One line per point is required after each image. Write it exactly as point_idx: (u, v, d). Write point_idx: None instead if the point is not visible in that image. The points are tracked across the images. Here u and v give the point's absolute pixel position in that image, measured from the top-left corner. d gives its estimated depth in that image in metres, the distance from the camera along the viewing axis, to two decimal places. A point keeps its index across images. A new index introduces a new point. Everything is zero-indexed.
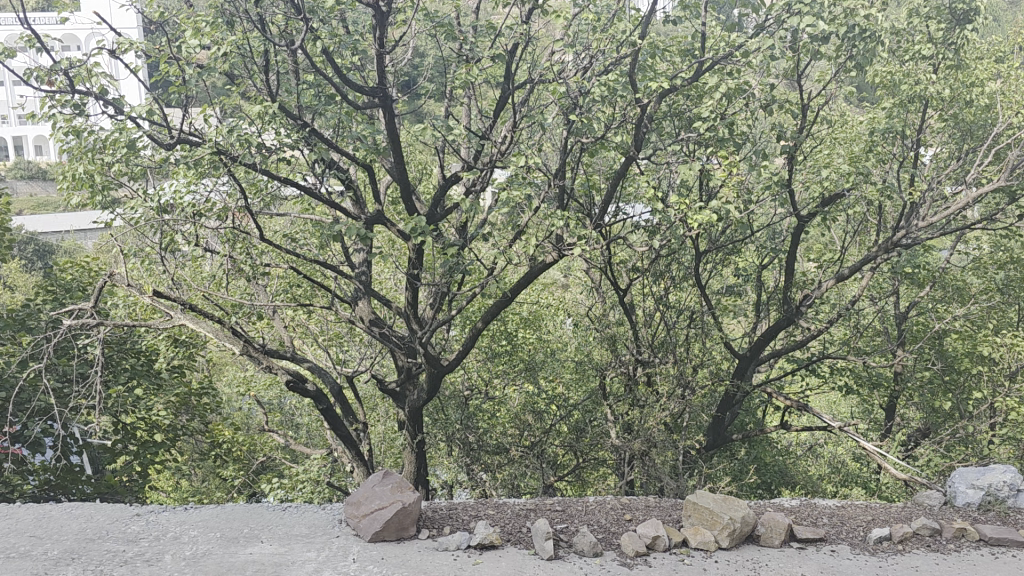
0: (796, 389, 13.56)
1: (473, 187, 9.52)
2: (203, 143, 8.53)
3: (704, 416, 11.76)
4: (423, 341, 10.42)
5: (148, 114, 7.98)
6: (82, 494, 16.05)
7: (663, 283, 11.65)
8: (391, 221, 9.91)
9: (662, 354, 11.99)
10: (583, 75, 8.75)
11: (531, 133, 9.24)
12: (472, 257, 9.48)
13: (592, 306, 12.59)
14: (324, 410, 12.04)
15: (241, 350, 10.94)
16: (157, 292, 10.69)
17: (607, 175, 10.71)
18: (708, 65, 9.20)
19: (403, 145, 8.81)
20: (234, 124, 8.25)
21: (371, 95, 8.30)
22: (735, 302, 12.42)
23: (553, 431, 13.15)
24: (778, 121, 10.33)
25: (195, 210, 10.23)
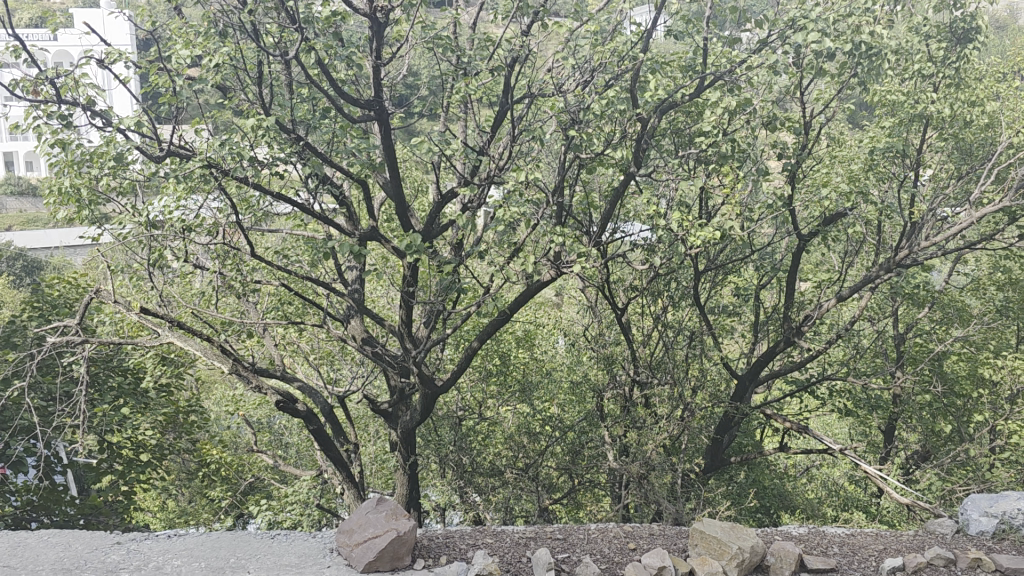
0: (795, 411, 13.36)
1: (470, 204, 9.33)
2: (194, 157, 8.31)
3: (703, 438, 11.55)
4: (419, 361, 10.20)
5: (137, 126, 7.78)
6: (66, 515, 15.78)
7: (661, 303, 11.47)
8: (385, 238, 9.71)
9: (660, 375, 11.79)
10: (584, 90, 8.61)
11: (530, 148, 9.08)
12: (468, 275, 9.29)
13: (589, 325, 12.40)
14: (316, 432, 11.78)
15: (230, 369, 10.69)
16: (145, 309, 10.45)
17: (606, 193, 10.56)
18: (709, 81, 9.05)
19: (399, 161, 8.63)
20: (226, 137, 8.04)
21: (368, 108, 8.12)
22: (733, 322, 12.24)
23: (548, 452, 12.91)
24: (779, 139, 10.17)
25: (184, 226, 10.02)
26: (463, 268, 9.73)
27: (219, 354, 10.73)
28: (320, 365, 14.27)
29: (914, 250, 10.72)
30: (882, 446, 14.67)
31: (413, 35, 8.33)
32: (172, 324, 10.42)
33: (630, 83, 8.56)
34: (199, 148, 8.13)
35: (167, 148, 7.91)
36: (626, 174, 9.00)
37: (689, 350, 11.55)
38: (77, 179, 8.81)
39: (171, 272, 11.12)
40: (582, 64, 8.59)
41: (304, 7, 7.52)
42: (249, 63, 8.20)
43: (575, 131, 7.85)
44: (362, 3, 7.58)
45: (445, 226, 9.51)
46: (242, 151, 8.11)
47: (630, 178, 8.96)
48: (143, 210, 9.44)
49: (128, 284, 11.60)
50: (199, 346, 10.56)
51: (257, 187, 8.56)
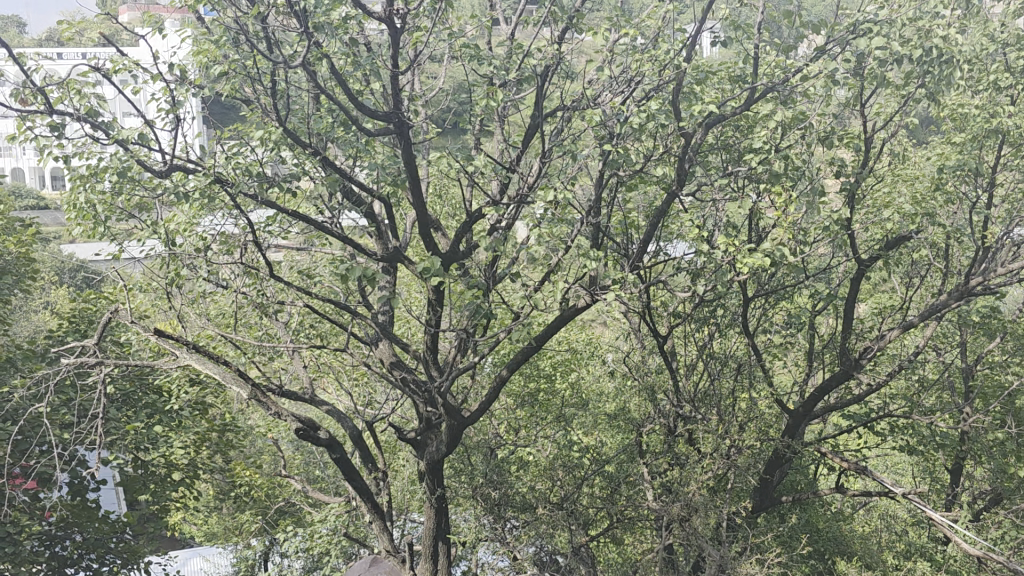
0: (853, 448, 12.41)
1: (500, 224, 8.69)
2: (203, 171, 7.82)
3: (752, 478, 10.69)
4: (445, 391, 9.57)
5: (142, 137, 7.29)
6: (98, 532, 15.62)
7: (708, 331, 10.67)
8: (409, 260, 9.14)
9: (705, 407, 10.99)
10: (622, 101, 7.94)
11: (564, 164, 8.43)
12: (496, 300, 8.64)
13: (630, 351, 11.67)
14: (340, 461, 11.25)
15: (249, 395, 10.19)
16: (162, 329, 10.02)
17: (648, 212, 9.86)
18: (760, 92, 8.27)
19: (422, 178, 8.03)
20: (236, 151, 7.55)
21: (386, 120, 7.57)
22: (786, 351, 11.40)
23: (585, 486, 12.16)
24: (838, 155, 9.34)
25: (203, 244, 9.62)
26: (493, 292, 9.09)
27: (237, 379, 10.24)
28: (351, 387, 13.78)
29: (987, 278, 9.77)
30: (948, 487, 13.63)
31: (438, 42, 7.77)
32: (189, 346, 9.99)
33: (674, 94, 7.84)
34: (210, 164, 7.69)
35: (172, 162, 7.30)
36: (668, 193, 8.29)
37: (737, 381, 10.73)
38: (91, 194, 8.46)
39: (194, 289, 10.73)
40: (619, 72, 7.93)
41: (317, 11, 7.00)
42: (265, 71, 7.74)
43: (610, 147, 7.17)
44: (378, 8, 7.03)
45: (473, 247, 8.90)
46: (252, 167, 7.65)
47: (671, 198, 8.24)
48: (158, 227, 9.02)
49: (152, 302, 11.27)
50: (218, 370, 10.10)
51: (270, 205, 8.05)
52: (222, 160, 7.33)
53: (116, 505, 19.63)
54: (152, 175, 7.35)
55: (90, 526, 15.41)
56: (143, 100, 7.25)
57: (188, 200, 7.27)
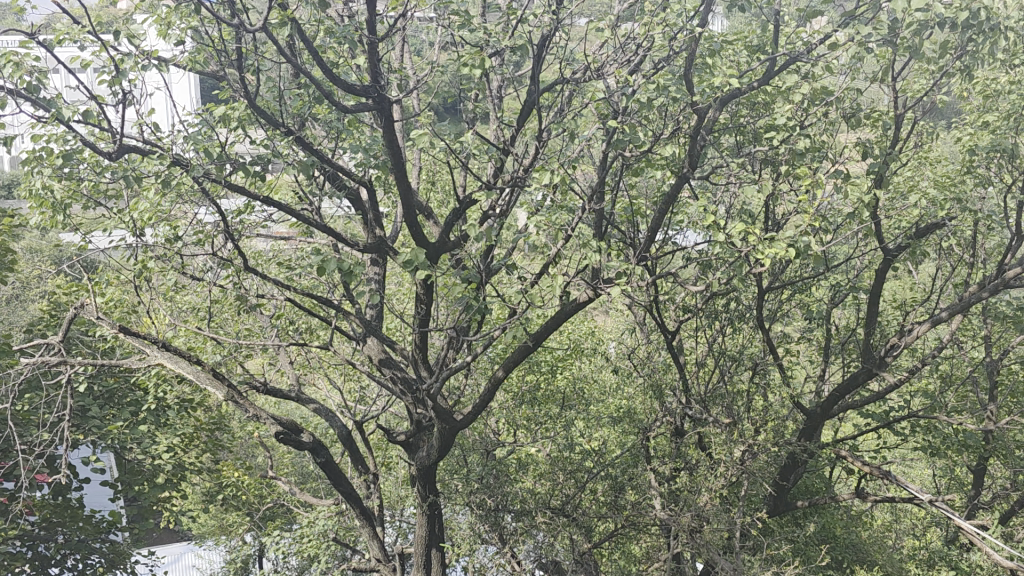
0: (872, 449, 11.64)
1: (493, 210, 7.91)
2: (160, 152, 6.94)
3: (766, 484, 9.93)
4: (434, 394, 8.80)
5: (87, 113, 6.41)
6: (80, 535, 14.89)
7: (720, 327, 9.90)
8: (394, 251, 8.36)
9: (716, 407, 10.22)
10: (627, 74, 7.14)
11: (564, 144, 7.62)
12: (488, 296, 7.85)
13: (636, 347, 10.91)
14: (325, 465, 10.51)
15: (225, 397, 9.40)
16: (129, 325, 9.22)
17: (655, 198, 9.09)
18: (782, 63, 7.45)
19: (405, 160, 7.24)
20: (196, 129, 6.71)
21: (365, 95, 6.79)
22: (801, 347, 10.64)
23: (587, 490, 11.39)
24: (864, 135, 8.54)
25: (172, 233, 8.85)
26: (485, 285, 8.30)
27: (212, 380, 9.46)
28: (341, 384, 13.05)
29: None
30: (971, 489, 12.88)
31: (423, 8, 6.97)
32: (159, 344, 9.22)
33: (687, 64, 7.03)
34: (167, 145, 6.83)
35: (120, 144, 6.39)
36: (678, 175, 7.49)
37: (751, 381, 9.97)
38: (47, 178, 7.71)
39: (169, 283, 9.97)
40: (625, 41, 7.13)
41: None
42: (231, 41, 6.97)
43: (615, 123, 6.37)
44: None
45: (465, 237, 8.13)
46: (214, 147, 6.85)
47: (683, 180, 7.43)
48: (123, 215, 8.22)
49: (124, 296, 10.53)
50: (191, 370, 9.33)
51: (237, 190, 7.25)
52: (177, 141, 6.47)
53: (103, 504, 18.95)
54: (100, 156, 6.48)
55: (72, 526, 14.76)
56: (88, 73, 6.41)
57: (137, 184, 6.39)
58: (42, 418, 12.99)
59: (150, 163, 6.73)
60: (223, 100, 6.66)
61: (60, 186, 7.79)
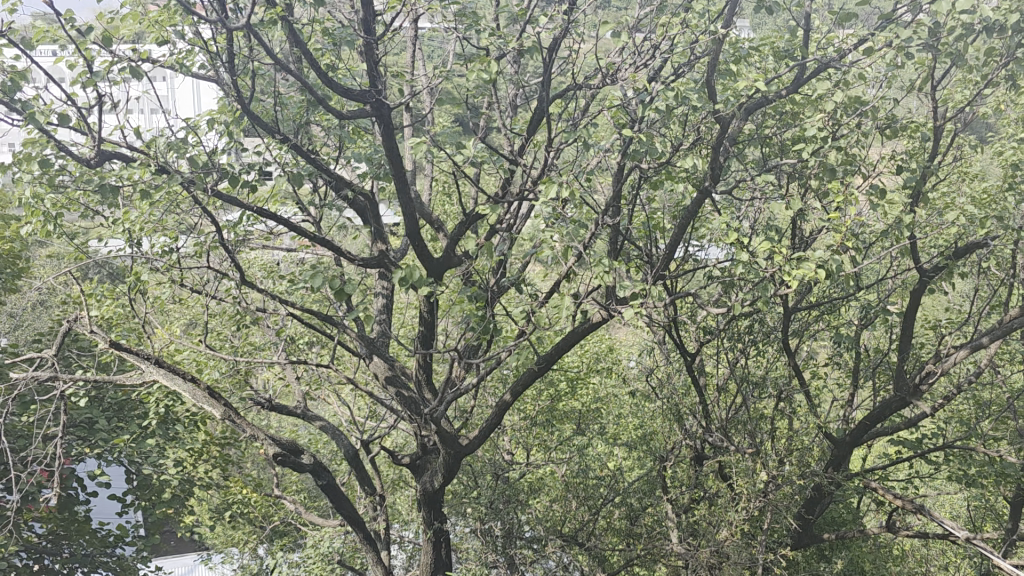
0: (903, 479, 11.02)
1: (501, 224, 7.44)
2: (145, 159, 6.51)
3: (791, 517, 9.36)
4: (437, 418, 8.30)
5: (63, 117, 5.99)
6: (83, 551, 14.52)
7: (743, 351, 9.35)
8: (396, 266, 7.89)
9: (738, 435, 9.67)
10: (647, 79, 6.65)
11: (577, 156, 7.15)
12: (494, 316, 7.39)
13: (654, 369, 10.38)
14: (327, 488, 10.04)
15: (221, 416, 8.97)
16: (123, 340, 8.83)
17: (676, 212, 8.57)
18: (812, 71, 6.94)
19: (406, 169, 6.81)
20: (183, 134, 6.29)
21: (363, 101, 6.36)
22: (828, 372, 10.06)
23: (601, 518, 10.86)
24: (899, 148, 8.00)
25: (168, 245, 8.46)
26: (493, 305, 7.82)
27: (208, 399, 9.02)
28: (348, 402, 12.61)
29: None
30: (1008, 522, 12.20)
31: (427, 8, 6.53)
32: (153, 361, 8.81)
33: (712, 70, 6.51)
34: (152, 151, 6.40)
35: (98, 148, 6.11)
36: (700, 190, 6.97)
37: (776, 408, 9.40)
38: (35, 188, 7.35)
39: (167, 295, 9.60)
40: (645, 46, 6.62)
41: None
42: (223, 43, 6.58)
43: (631, 134, 5.90)
44: None
45: (471, 253, 7.67)
46: (202, 153, 6.45)
47: (706, 195, 6.91)
48: (115, 225, 7.83)
49: (124, 309, 10.16)
50: (186, 389, 8.90)
51: (226, 201, 6.83)
52: (158, 144, 6.10)
53: (110, 517, 18.64)
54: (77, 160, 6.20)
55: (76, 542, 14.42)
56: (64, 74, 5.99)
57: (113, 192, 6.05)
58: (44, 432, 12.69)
59: (132, 170, 6.35)
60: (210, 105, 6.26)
61: (50, 194, 7.44)
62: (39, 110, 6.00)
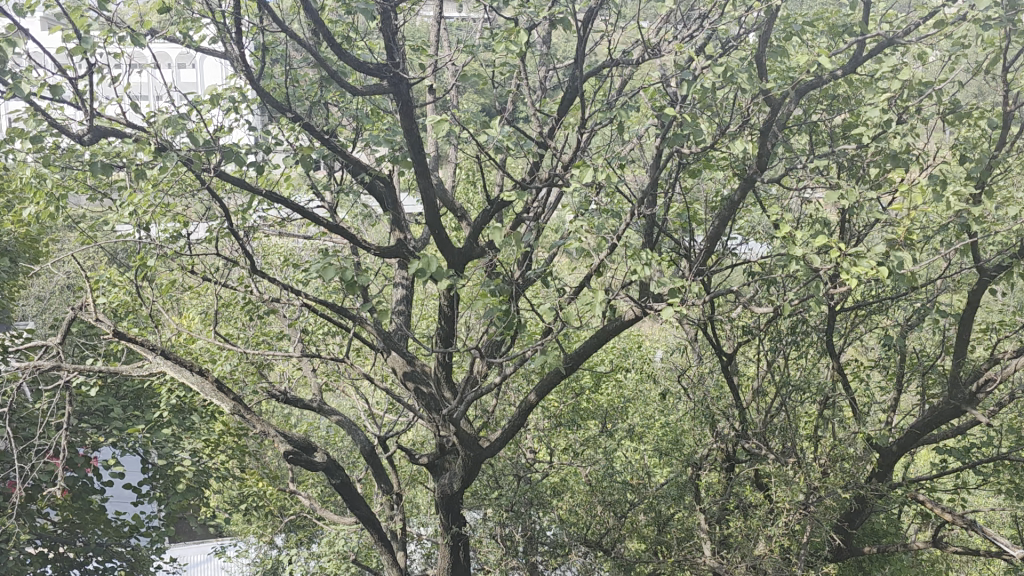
0: (950, 491, 10.36)
1: (528, 212, 6.91)
2: (141, 136, 5.99)
3: (833, 530, 8.76)
4: (456, 418, 7.82)
5: (50, 89, 5.48)
6: (96, 542, 14.18)
7: (784, 351, 8.75)
8: (415, 256, 7.42)
9: (778, 441, 9.07)
10: (689, 55, 6.08)
11: (612, 140, 6.58)
12: (521, 312, 6.86)
13: (686, 369, 9.82)
14: (340, 487, 9.60)
15: (230, 412, 8.53)
16: (129, 329, 8.38)
17: (715, 203, 8.00)
18: (872, 49, 6.33)
19: (426, 152, 6.32)
20: (183, 109, 5.79)
21: (379, 76, 5.87)
22: (872, 376, 9.44)
23: (629, 525, 10.29)
24: (961, 136, 7.35)
25: (176, 230, 8.05)
26: (518, 299, 7.32)
27: (217, 392, 8.62)
28: (366, 396, 12.16)
29: None
30: None
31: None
32: (160, 351, 8.42)
33: (762, 46, 5.94)
34: (151, 128, 5.88)
35: (90, 125, 5.74)
36: (745, 177, 6.40)
37: (818, 413, 8.81)
38: (37, 167, 6.95)
39: (177, 283, 9.21)
40: (688, 19, 6.05)
41: None
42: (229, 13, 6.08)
43: (675, 114, 5.34)
44: None
45: (495, 243, 7.14)
46: (205, 131, 6.00)
47: (751, 183, 6.34)
48: (120, 206, 7.37)
49: (133, 297, 9.79)
50: (194, 381, 8.50)
51: (232, 182, 6.38)
52: (155, 120, 5.67)
53: (127, 505, 18.42)
54: (69, 136, 5.86)
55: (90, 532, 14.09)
56: (53, 41, 5.49)
57: (105, 173, 5.69)
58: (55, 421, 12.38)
59: (128, 147, 5.85)
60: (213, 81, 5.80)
61: (52, 174, 7.01)
62: (26, 81, 5.51)
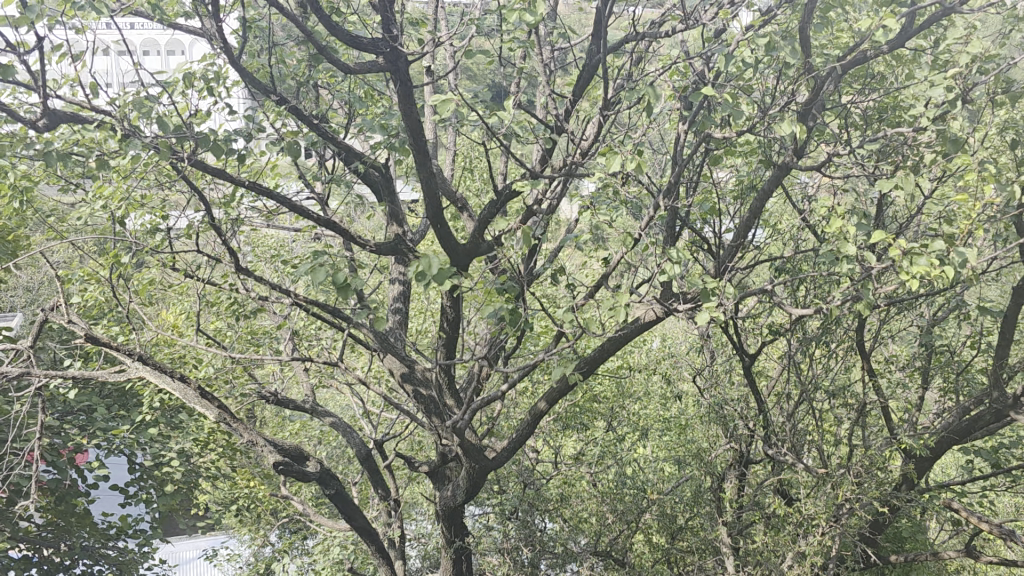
0: (984, 501, 9.72)
1: (540, 203, 6.26)
2: (106, 121, 5.27)
3: (865, 543, 8.14)
4: (460, 428, 7.20)
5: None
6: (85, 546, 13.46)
7: (813, 352, 8.10)
8: (414, 252, 6.80)
9: (804, 446, 8.45)
10: (723, 28, 5.44)
11: (634, 124, 5.91)
12: (532, 314, 6.21)
13: (703, 367, 9.23)
14: (335, 498, 8.95)
15: (216, 419, 7.86)
16: (104, 332, 7.68)
17: (740, 193, 7.38)
18: (924, 21, 5.67)
19: (426, 138, 5.70)
20: (151, 91, 5.08)
21: (374, 53, 5.26)
22: (903, 379, 8.81)
23: (642, 535, 9.66)
24: (1014, 119, 6.68)
25: (153, 226, 7.39)
26: (529, 300, 6.67)
27: (200, 399, 7.97)
28: (363, 396, 11.50)
29: None
30: None
31: None
32: (137, 355, 7.76)
33: (805, 17, 5.27)
34: (115, 114, 5.15)
35: (46, 110, 5.02)
36: (778, 165, 5.93)
37: (848, 419, 8.19)
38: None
39: (158, 280, 8.55)
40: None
41: None
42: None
43: (715, 93, 4.66)
44: None
45: (502, 237, 6.50)
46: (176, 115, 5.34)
47: (786, 170, 5.88)
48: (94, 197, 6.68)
49: (112, 295, 9.12)
50: (176, 388, 7.85)
51: (210, 172, 5.74)
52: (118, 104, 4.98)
53: (115, 506, 17.79)
54: (23, 123, 5.15)
55: (76, 536, 13.42)
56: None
57: (63, 164, 4.97)
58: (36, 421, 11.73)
59: (91, 134, 5.14)
60: (188, 57, 5.15)
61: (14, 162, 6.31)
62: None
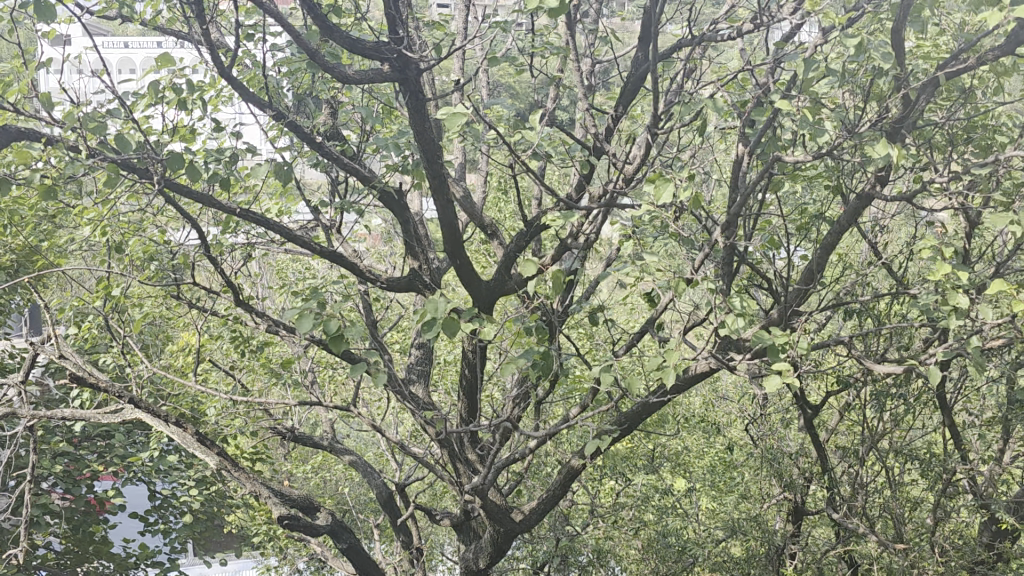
0: None
1: (577, 235, 5.36)
2: (65, 130, 4.52)
3: None
4: (482, 488, 6.25)
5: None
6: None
7: (889, 406, 7.04)
8: (432, 288, 6.00)
9: (879, 512, 7.34)
10: (800, 30, 4.51)
11: (687, 146, 4.99)
12: (565, 366, 5.28)
13: (760, 413, 8.23)
14: (347, 553, 8.03)
15: (216, 466, 6.96)
16: (94, 368, 6.91)
17: (809, 222, 6.41)
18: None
19: (439, 161, 4.94)
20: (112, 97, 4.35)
21: (377, 58, 4.55)
22: (990, 437, 7.67)
23: None
24: None
25: (146, 252, 6.66)
26: (561, 348, 5.75)
27: (199, 444, 6.98)
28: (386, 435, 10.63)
29: None
30: None
31: None
32: (130, 395, 6.82)
33: (901, 13, 4.30)
34: (71, 122, 4.42)
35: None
36: (858, 194, 5.03)
37: (930, 484, 7.07)
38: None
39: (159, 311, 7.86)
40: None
41: None
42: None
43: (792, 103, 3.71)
44: None
45: (531, 275, 5.61)
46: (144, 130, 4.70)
47: (868, 200, 4.97)
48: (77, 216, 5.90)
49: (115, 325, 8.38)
50: (173, 432, 6.88)
51: (192, 194, 5.03)
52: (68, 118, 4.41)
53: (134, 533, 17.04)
54: None
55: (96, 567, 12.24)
56: None
57: (4, 187, 4.46)
58: (45, 447, 10.98)
59: (46, 147, 4.42)
60: (155, 62, 4.50)
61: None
62: None
